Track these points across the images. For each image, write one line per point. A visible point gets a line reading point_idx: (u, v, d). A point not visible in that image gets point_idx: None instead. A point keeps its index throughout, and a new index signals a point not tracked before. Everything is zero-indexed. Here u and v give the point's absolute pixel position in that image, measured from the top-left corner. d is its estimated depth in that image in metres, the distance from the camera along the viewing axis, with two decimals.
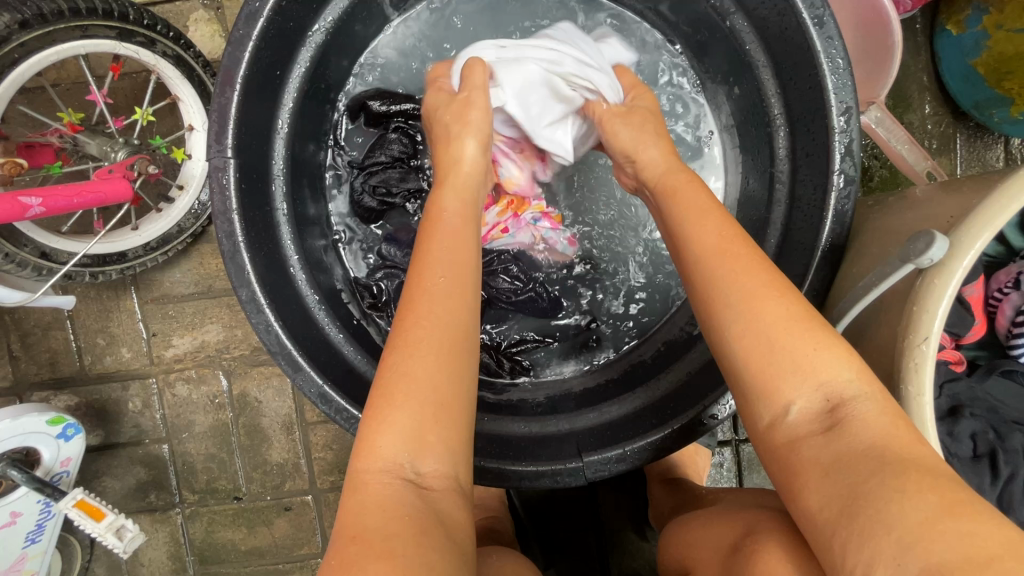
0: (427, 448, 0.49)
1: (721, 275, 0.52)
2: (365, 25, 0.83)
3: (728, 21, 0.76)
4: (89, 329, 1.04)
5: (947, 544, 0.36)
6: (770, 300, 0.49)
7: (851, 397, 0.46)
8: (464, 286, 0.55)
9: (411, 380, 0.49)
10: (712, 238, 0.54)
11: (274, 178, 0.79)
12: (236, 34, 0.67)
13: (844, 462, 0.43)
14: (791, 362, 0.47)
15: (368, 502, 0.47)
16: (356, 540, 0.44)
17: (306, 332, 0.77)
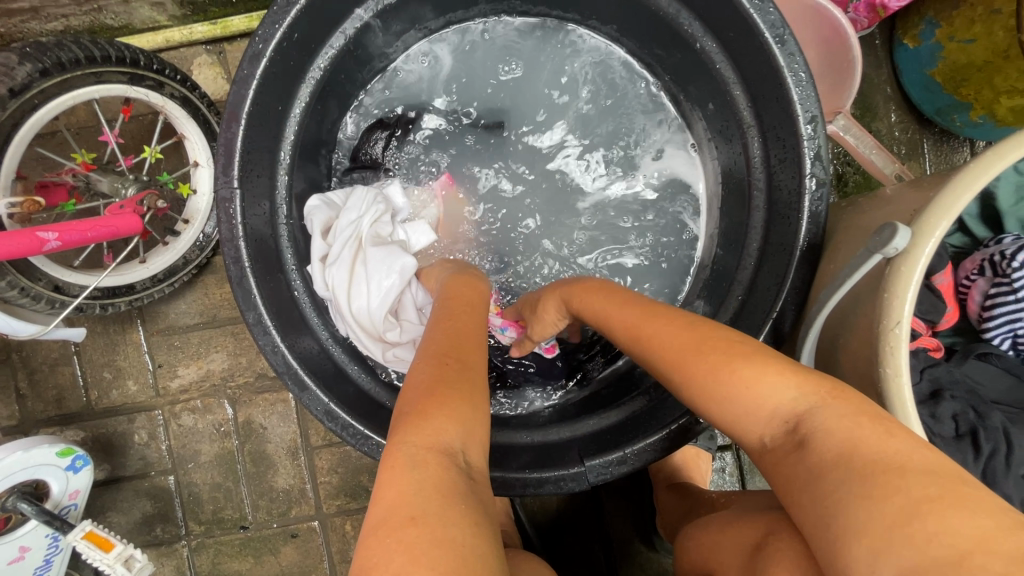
0: (479, 439, 0.53)
1: (653, 341, 0.59)
2: (360, 62, 0.88)
3: (698, 43, 0.81)
4: (95, 363, 1.06)
5: (919, 544, 0.35)
6: (690, 360, 0.54)
7: (806, 411, 0.46)
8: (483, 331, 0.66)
9: (466, 378, 0.56)
10: (637, 309, 0.64)
11: (279, 208, 0.83)
12: (240, 73, 0.71)
13: (822, 466, 0.42)
14: (740, 406, 0.50)
15: (421, 483, 0.46)
16: (414, 522, 0.43)
17: (310, 352, 0.80)
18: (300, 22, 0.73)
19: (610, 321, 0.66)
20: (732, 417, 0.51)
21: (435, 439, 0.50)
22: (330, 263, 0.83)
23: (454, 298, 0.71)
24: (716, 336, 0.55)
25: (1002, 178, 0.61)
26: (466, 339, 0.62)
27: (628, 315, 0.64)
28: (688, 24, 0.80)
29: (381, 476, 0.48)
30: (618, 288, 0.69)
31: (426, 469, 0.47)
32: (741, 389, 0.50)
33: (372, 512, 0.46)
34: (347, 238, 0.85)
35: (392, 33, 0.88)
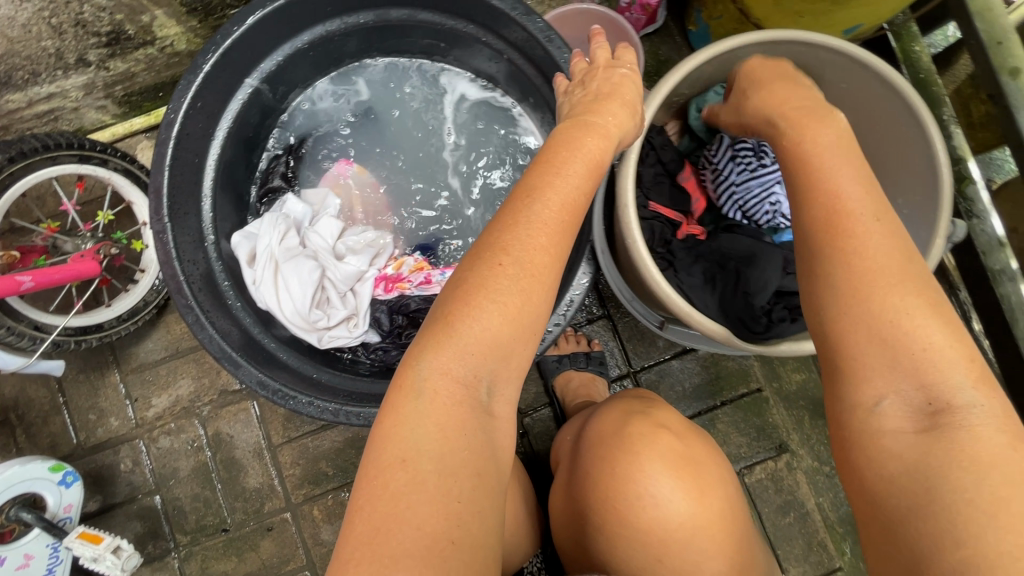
0: (504, 375, 0.62)
1: (842, 245, 0.60)
2: (260, 119, 1.13)
3: (505, 56, 1.06)
4: (80, 408, 1.24)
5: (1010, 555, 0.44)
6: (876, 290, 0.56)
7: (964, 404, 0.51)
8: (555, 240, 0.64)
9: (513, 333, 0.61)
10: (861, 194, 0.62)
11: (207, 238, 1.05)
12: (160, 137, 0.95)
13: (941, 474, 0.49)
14: (894, 358, 0.54)
15: (435, 414, 0.58)
16: (407, 462, 0.56)
17: (243, 342, 1.00)
18: (200, 94, 0.98)
19: (812, 198, 0.64)
20: (863, 357, 0.56)
21: (461, 374, 0.60)
22: (258, 286, 1.03)
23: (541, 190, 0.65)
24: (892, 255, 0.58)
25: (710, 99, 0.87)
26: (532, 250, 0.62)
27: (844, 194, 0.62)
28: (490, 41, 1.05)
29: (398, 391, 0.60)
30: (851, 149, 0.66)
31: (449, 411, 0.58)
32: (909, 337, 0.54)
33: (388, 427, 0.58)
34: (265, 260, 1.04)
35: (280, 93, 1.13)
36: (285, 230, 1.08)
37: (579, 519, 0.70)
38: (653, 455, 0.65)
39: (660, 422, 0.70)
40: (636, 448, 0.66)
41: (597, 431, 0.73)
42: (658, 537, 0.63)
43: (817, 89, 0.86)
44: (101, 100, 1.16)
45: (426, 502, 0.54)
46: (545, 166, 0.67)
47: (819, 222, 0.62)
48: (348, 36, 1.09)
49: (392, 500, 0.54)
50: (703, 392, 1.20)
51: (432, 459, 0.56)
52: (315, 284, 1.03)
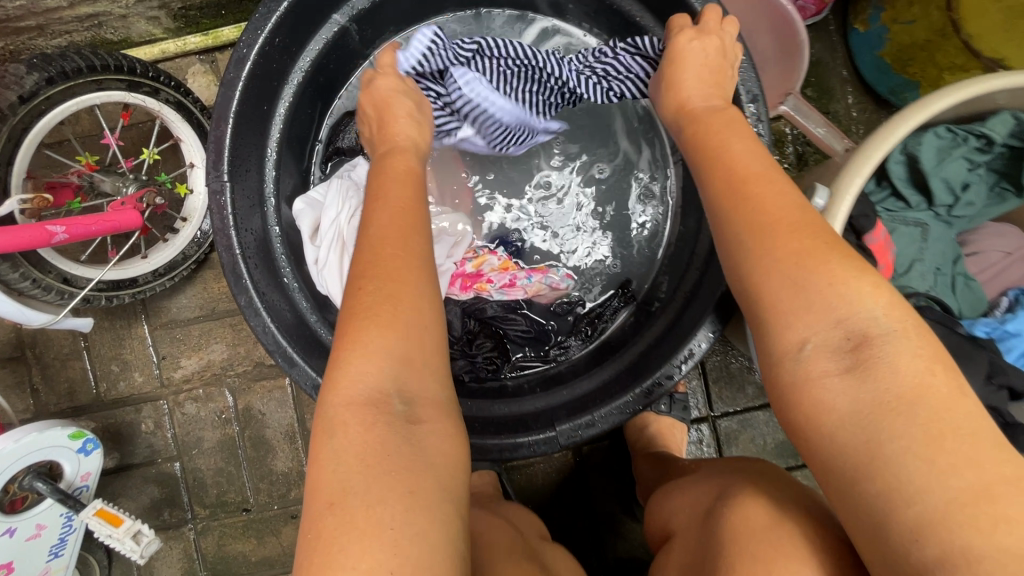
0: (408, 380, 0.53)
1: (743, 211, 0.55)
2: (339, 66, 0.95)
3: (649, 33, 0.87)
4: (103, 357, 1.13)
5: (977, 523, 0.40)
6: (786, 236, 0.52)
7: (881, 334, 0.47)
8: (409, 231, 0.61)
9: (391, 310, 0.54)
10: (763, 167, 0.57)
11: (267, 201, 0.90)
12: (227, 77, 0.78)
13: (883, 423, 0.44)
14: (810, 302, 0.50)
15: (349, 442, 0.49)
16: (343, 494, 0.47)
17: (298, 332, 0.86)
18: (279, 27, 0.80)
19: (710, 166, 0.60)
20: (795, 309, 0.50)
21: (358, 391, 0.51)
22: (320, 269, 0.89)
23: (383, 174, 0.67)
24: (795, 205, 0.53)
25: (924, 142, 0.66)
26: (387, 242, 0.58)
27: (740, 162, 0.58)
28: (632, 13, 0.86)
29: (317, 431, 0.52)
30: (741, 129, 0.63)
31: (364, 430, 0.49)
32: (836, 285, 0.49)
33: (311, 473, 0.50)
34: (330, 239, 0.90)
35: (367, 38, 0.95)
36: (356, 205, 0.93)
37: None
38: (796, 560, 0.54)
39: (787, 518, 0.59)
40: (773, 559, 0.55)
41: (742, 515, 0.62)
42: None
43: None
44: (154, 11, 0.97)
45: (380, 549, 0.44)
46: (377, 191, 0.64)
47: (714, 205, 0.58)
48: None
49: (332, 533, 0.45)
50: (786, 451, 1.08)
51: (357, 498, 0.46)
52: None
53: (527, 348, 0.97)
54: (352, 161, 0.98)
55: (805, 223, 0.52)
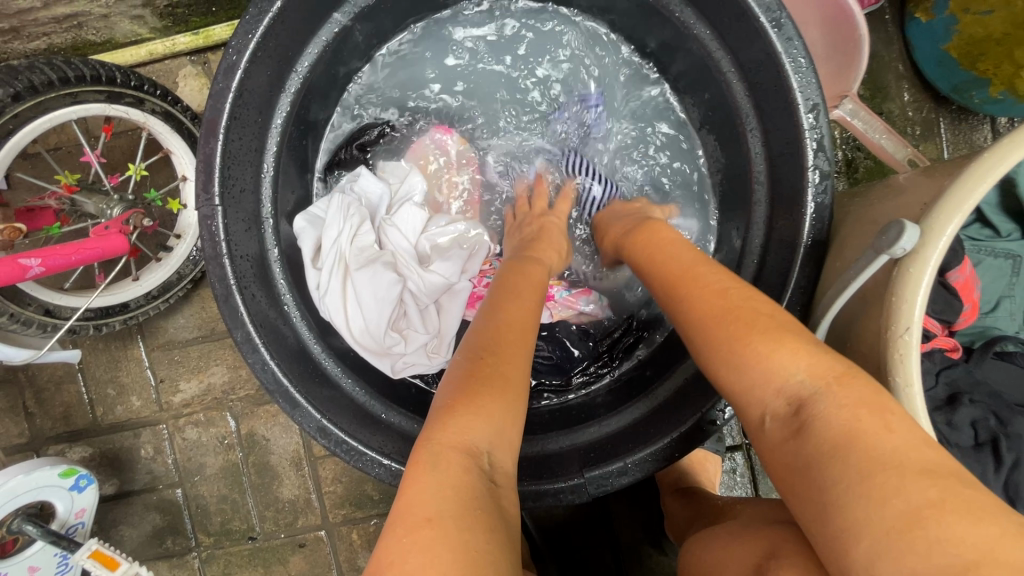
0: (505, 445, 0.54)
1: (682, 282, 0.61)
2: (344, 68, 0.86)
3: (691, 30, 0.77)
4: (99, 380, 1.07)
5: (918, 554, 0.36)
6: (720, 314, 0.54)
7: (810, 396, 0.46)
8: (529, 328, 0.64)
9: (502, 370, 0.58)
10: (678, 271, 0.62)
11: (265, 221, 0.81)
12: (216, 86, 0.70)
13: (822, 466, 0.43)
14: (761, 373, 0.50)
15: (444, 481, 0.49)
16: (432, 522, 0.46)
17: (302, 368, 0.78)
18: (272, 30, 0.71)
19: (652, 268, 0.67)
20: (746, 383, 0.51)
21: (461, 441, 0.52)
22: (321, 295, 0.79)
23: (517, 282, 0.71)
24: (728, 288, 0.57)
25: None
26: (510, 331, 0.62)
27: (672, 265, 0.64)
28: (675, 7, 0.77)
29: (408, 469, 0.51)
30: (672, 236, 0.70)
31: (449, 467, 0.50)
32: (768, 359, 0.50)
33: (396, 505, 0.49)
34: (331, 263, 0.80)
35: (372, 36, 0.86)
36: (359, 222, 0.83)
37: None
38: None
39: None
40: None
41: None
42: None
43: None
44: (138, 9, 0.88)
45: None
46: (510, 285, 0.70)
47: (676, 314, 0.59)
48: None
49: (408, 563, 0.44)
50: None
51: (446, 531, 0.45)
52: (393, 303, 0.81)
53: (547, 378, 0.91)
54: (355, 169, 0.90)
55: (722, 284, 0.58)
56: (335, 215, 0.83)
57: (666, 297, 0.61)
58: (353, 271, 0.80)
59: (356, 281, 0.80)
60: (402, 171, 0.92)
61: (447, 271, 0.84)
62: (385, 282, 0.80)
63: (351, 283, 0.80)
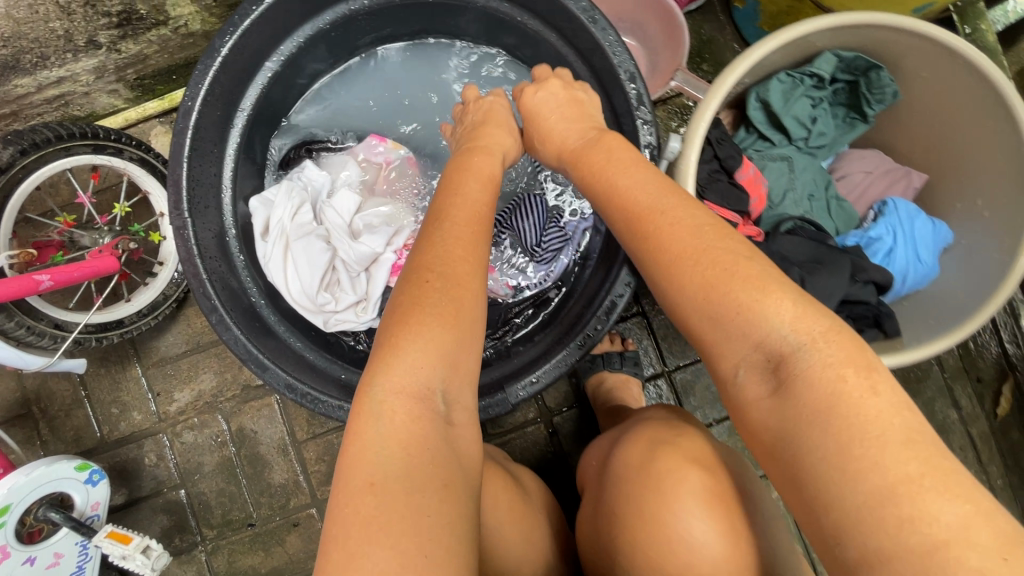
0: (450, 382, 0.61)
1: (653, 229, 0.62)
2: (279, 103, 1.07)
3: (541, 35, 0.97)
4: (103, 402, 1.22)
5: (889, 520, 0.44)
6: (689, 269, 0.58)
7: (795, 353, 0.53)
8: (476, 249, 0.67)
9: (446, 307, 0.62)
10: (651, 202, 0.64)
11: (230, 235, 1.01)
12: (178, 127, 0.90)
13: (802, 428, 0.51)
14: (738, 326, 0.56)
15: (388, 431, 0.57)
16: (375, 484, 0.54)
17: (270, 344, 0.96)
18: (217, 80, 0.92)
19: (611, 201, 0.68)
20: (724, 339, 0.57)
21: (404, 388, 0.59)
22: (267, 261, 1.00)
23: (469, 185, 0.75)
24: (698, 238, 0.60)
25: (771, 89, 0.75)
26: (457, 252, 0.66)
27: (636, 203, 0.65)
28: (525, 21, 0.97)
29: (354, 418, 0.59)
30: (634, 153, 0.70)
31: (392, 420, 0.57)
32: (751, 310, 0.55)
33: (346, 460, 0.57)
34: (276, 236, 1.00)
35: (299, 77, 1.07)
36: (300, 204, 1.03)
37: (604, 559, 0.72)
38: (682, 494, 0.65)
39: (690, 457, 0.69)
40: (664, 485, 0.67)
41: (625, 457, 0.74)
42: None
43: (893, 77, 0.74)
44: (113, 84, 1.10)
45: (396, 521, 0.52)
46: (459, 190, 0.74)
47: (641, 255, 0.63)
48: (373, 16, 1.03)
49: (357, 519, 0.53)
50: None
51: (390, 485, 0.54)
52: (325, 267, 1.00)
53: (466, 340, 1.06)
54: (301, 164, 1.09)
55: (697, 227, 0.61)
56: (279, 203, 1.02)
57: (634, 242, 0.64)
58: (290, 242, 1.00)
59: (294, 250, 1.00)
60: (343, 165, 1.10)
61: (375, 242, 1.03)
62: (317, 249, 1.00)
63: (290, 251, 1.00)
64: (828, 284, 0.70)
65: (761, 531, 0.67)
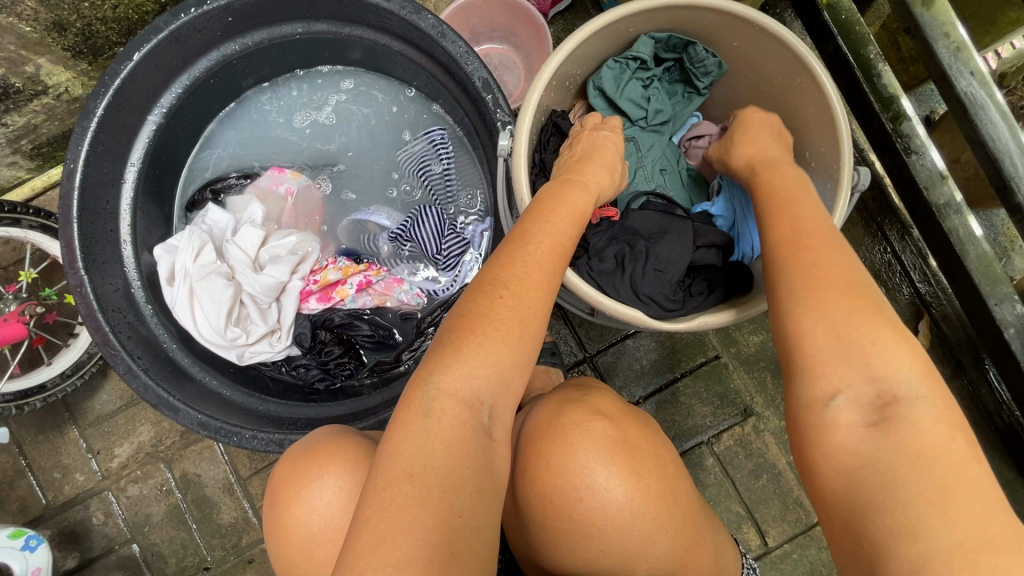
0: (502, 399, 0.60)
1: (810, 258, 0.59)
2: (173, 153, 1.11)
3: (406, 55, 1.02)
4: (44, 468, 1.23)
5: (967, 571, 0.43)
6: (833, 291, 0.56)
7: (910, 398, 0.51)
8: (552, 275, 0.63)
9: (516, 325, 0.60)
10: (815, 223, 0.62)
11: (135, 286, 1.04)
12: (64, 189, 0.93)
13: (896, 466, 0.48)
14: (860, 354, 0.53)
15: (436, 433, 0.55)
16: (412, 477, 0.52)
17: (185, 386, 0.99)
18: (98, 139, 0.95)
19: (779, 214, 0.66)
20: (829, 362, 0.54)
21: (460, 393, 0.57)
22: (174, 305, 1.02)
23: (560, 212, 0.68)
24: (848, 269, 0.58)
25: (603, 76, 0.87)
26: (536, 268, 0.62)
27: (805, 221, 0.63)
28: (388, 44, 1.02)
29: (401, 410, 0.57)
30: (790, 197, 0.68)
31: (446, 421, 0.56)
32: (873, 348, 0.53)
33: (386, 447, 0.55)
34: (180, 280, 1.03)
35: (188, 125, 1.11)
36: (201, 245, 1.05)
37: (520, 523, 0.68)
38: (586, 443, 0.63)
39: (595, 409, 0.66)
40: (568, 439, 0.63)
41: (536, 418, 0.69)
42: (600, 528, 0.61)
43: (711, 50, 0.86)
44: (10, 157, 1.12)
45: (430, 514, 0.51)
46: (548, 209, 0.68)
47: (787, 271, 0.60)
48: (248, 59, 1.07)
49: (385, 516, 0.50)
50: (661, 367, 1.19)
51: (433, 483, 0.52)
52: (231, 302, 1.02)
53: (382, 355, 1.10)
54: (204, 207, 1.12)
55: (839, 263, 0.59)
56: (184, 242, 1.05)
57: (779, 251, 0.62)
58: (193, 283, 1.02)
59: (199, 290, 1.02)
60: (244, 202, 1.12)
61: (278, 271, 1.05)
62: (221, 286, 1.02)
63: (196, 290, 1.02)
64: (662, 252, 0.78)
65: (666, 475, 0.65)
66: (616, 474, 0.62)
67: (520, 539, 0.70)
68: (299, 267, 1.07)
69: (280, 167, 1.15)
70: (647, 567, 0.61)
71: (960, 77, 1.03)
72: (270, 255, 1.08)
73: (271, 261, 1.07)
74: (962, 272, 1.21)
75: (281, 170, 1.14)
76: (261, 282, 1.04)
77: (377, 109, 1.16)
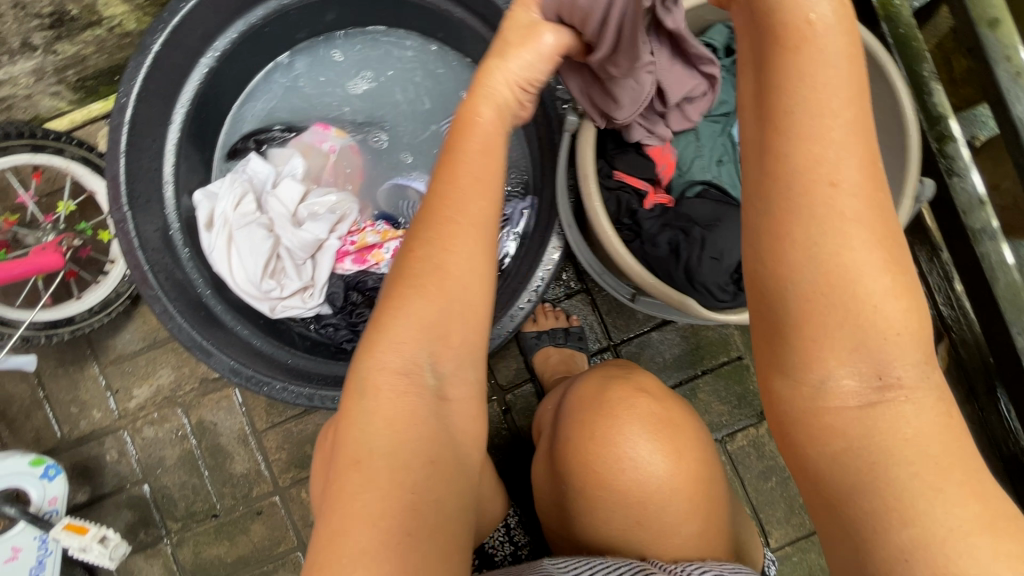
0: (444, 355, 0.56)
1: (827, 198, 0.37)
2: (219, 100, 1.10)
3: (467, 23, 1.01)
4: (62, 402, 1.24)
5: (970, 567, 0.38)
6: (860, 236, 0.37)
7: (911, 381, 0.41)
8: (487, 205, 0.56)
9: (433, 277, 0.54)
10: (845, 128, 0.36)
11: (173, 229, 1.04)
12: (113, 122, 0.91)
13: (887, 458, 0.41)
14: (872, 330, 0.39)
15: (383, 408, 0.54)
16: (358, 465, 0.52)
17: (216, 329, 0.98)
18: (151, 76, 0.94)
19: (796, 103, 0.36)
20: (835, 343, 0.40)
21: (388, 367, 0.55)
22: (210, 251, 1.02)
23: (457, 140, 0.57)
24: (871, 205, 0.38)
25: None
26: (451, 201, 0.54)
27: (832, 133, 0.36)
28: (451, 10, 1.01)
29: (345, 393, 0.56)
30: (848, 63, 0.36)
31: (393, 399, 0.54)
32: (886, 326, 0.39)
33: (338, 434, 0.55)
34: (219, 227, 1.03)
35: (237, 73, 1.10)
36: (242, 194, 1.05)
37: (557, 490, 0.70)
38: (632, 418, 0.64)
39: (640, 386, 0.67)
40: (615, 412, 0.64)
41: (582, 390, 0.71)
42: (639, 499, 0.62)
43: None
44: (55, 86, 1.11)
45: (380, 497, 0.50)
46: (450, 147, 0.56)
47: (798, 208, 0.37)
48: (306, 11, 1.06)
49: (352, 497, 0.50)
50: (682, 363, 1.20)
51: (377, 465, 0.52)
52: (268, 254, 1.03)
53: None
54: (246, 157, 1.11)
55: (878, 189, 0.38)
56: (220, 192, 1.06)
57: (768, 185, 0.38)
58: (232, 232, 1.02)
59: (237, 239, 1.02)
60: (288, 156, 1.12)
61: (317, 229, 1.05)
62: (257, 237, 1.02)
63: (233, 238, 1.02)
64: (717, 240, 0.78)
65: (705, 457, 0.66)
66: (660, 451, 0.62)
67: (554, 505, 0.72)
68: (336, 227, 1.07)
69: (326, 125, 1.15)
70: (679, 543, 0.62)
71: (1017, 102, 1.02)
72: (309, 212, 1.08)
73: (310, 218, 1.07)
74: (990, 298, 1.21)
75: (327, 128, 1.13)
76: (300, 239, 1.04)
77: (428, 78, 1.15)
